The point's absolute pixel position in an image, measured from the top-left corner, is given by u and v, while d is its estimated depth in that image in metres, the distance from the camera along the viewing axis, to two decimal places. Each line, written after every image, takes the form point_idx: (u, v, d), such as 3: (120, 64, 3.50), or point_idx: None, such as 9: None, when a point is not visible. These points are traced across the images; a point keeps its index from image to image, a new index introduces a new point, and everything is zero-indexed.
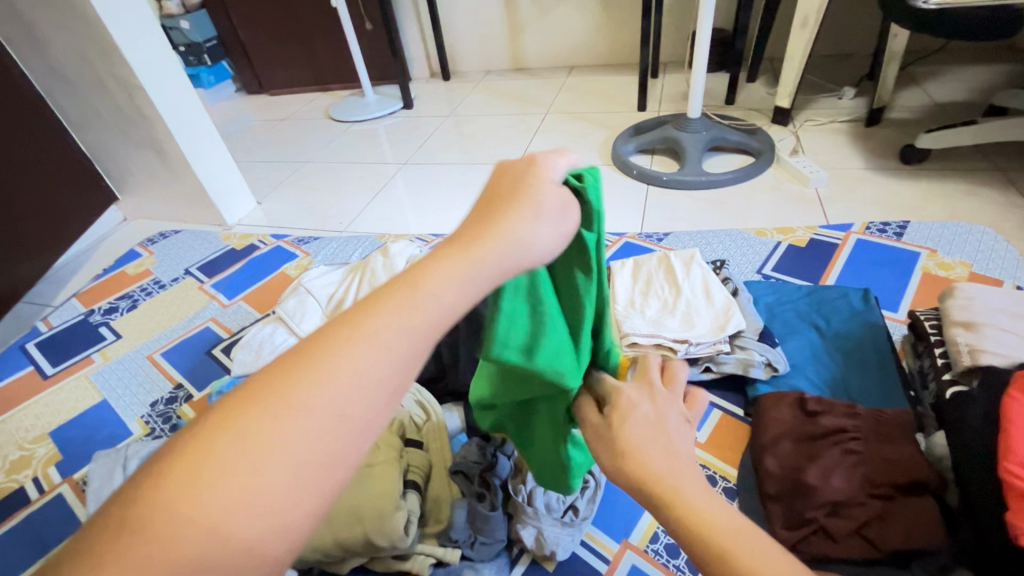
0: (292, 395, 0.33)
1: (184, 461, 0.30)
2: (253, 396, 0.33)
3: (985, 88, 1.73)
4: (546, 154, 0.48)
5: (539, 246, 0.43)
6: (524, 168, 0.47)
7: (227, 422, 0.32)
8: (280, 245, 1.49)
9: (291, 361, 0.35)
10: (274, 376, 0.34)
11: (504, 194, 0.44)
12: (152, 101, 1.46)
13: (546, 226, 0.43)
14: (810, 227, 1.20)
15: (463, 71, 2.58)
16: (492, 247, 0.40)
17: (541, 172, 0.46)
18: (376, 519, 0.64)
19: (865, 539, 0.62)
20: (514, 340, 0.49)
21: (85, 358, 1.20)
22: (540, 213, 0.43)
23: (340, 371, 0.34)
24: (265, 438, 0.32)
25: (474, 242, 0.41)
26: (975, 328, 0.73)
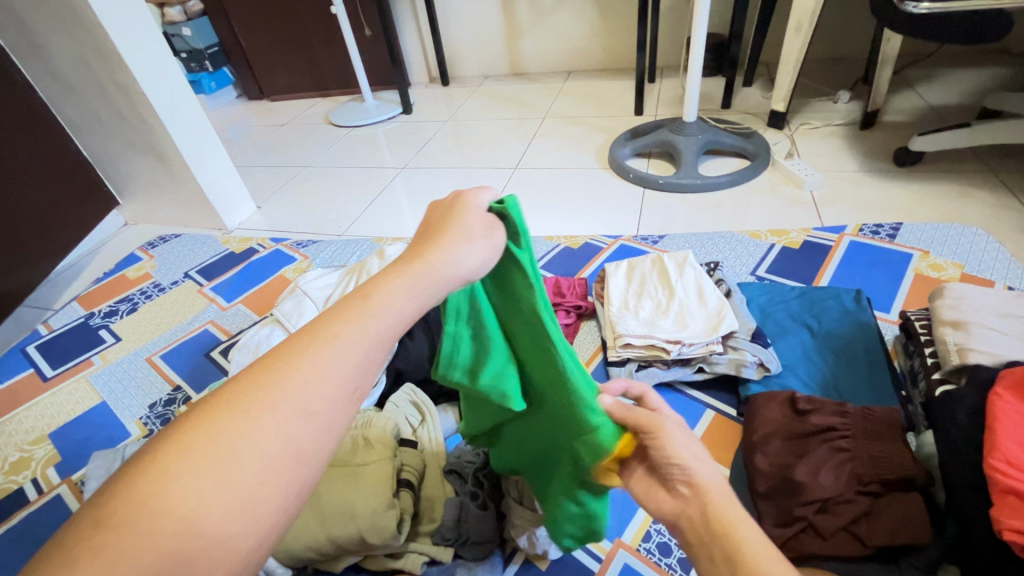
0: (276, 395, 0.35)
1: (175, 457, 0.32)
2: (248, 396, 0.35)
3: (978, 92, 1.75)
4: (471, 191, 0.52)
5: (472, 262, 0.46)
6: (451, 203, 0.51)
7: (204, 423, 0.34)
8: (279, 248, 1.51)
9: (269, 364, 0.37)
10: (260, 374, 0.36)
11: (435, 222, 0.49)
12: (153, 107, 1.48)
13: (477, 243, 0.47)
14: (804, 229, 1.21)
15: (463, 76, 2.60)
16: (433, 254, 0.45)
17: (466, 201, 0.50)
18: (369, 517, 0.65)
19: (853, 535, 0.63)
20: (460, 362, 0.53)
21: (85, 361, 1.21)
22: (469, 232, 0.47)
23: (322, 373, 0.37)
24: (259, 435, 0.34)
25: (412, 258, 0.45)
26: (963, 327, 0.73)
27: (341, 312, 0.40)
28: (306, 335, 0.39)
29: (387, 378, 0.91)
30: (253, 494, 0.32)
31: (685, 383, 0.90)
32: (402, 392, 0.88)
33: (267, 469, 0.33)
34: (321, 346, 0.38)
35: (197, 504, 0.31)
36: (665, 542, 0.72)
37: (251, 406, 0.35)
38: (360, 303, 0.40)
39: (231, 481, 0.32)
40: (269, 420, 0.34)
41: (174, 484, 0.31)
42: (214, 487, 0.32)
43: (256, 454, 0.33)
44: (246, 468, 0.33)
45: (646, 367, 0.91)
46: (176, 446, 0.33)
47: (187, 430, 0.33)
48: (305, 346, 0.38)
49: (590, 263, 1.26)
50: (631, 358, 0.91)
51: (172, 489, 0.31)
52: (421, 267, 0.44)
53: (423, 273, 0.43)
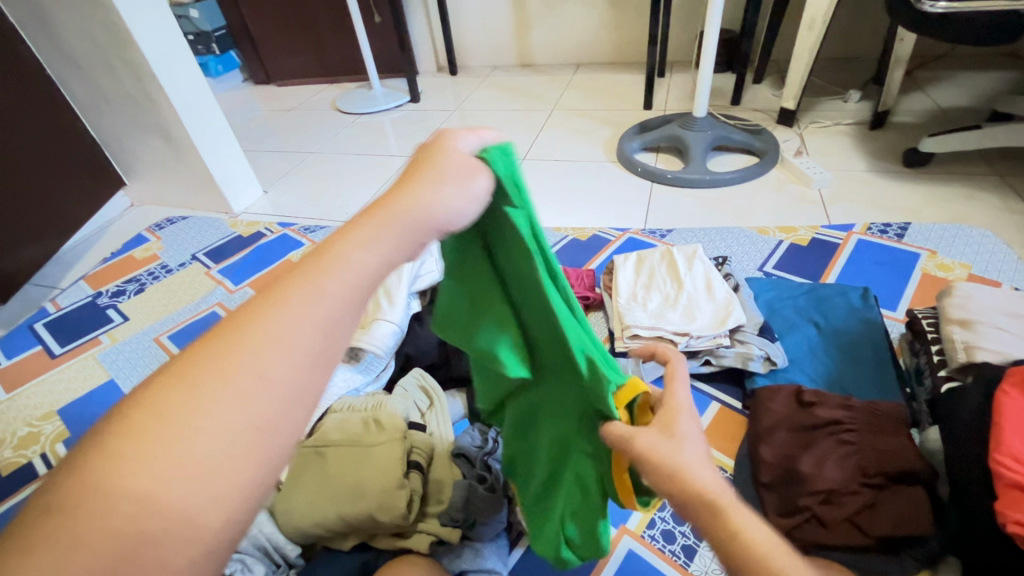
0: (247, 347, 0.34)
1: (146, 414, 0.31)
2: (212, 352, 0.34)
3: (988, 94, 1.75)
4: (452, 135, 0.47)
5: (448, 207, 0.42)
6: (434, 144, 0.46)
7: (181, 375, 0.33)
8: (286, 233, 1.50)
9: (231, 321, 0.36)
10: (234, 327, 0.35)
11: (411, 164, 0.45)
12: (162, 87, 1.48)
13: (450, 189, 0.43)
14: (813, 226, 1.21)
15: (470, 66, 2.59)
16: (397, 198, 0.42)
17: (446, 143, 0.46)
18: (379, 496, 0.66)
19: (855, 525, 0.63)
20: (453, 319, 0.55)
21: (92, 339, 1.21)
22: (442, 175, 0.43)
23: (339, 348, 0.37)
24: (238, 379, 0.33)
25: (374, 206, 0.42)
26: (971, 326, 0.74)
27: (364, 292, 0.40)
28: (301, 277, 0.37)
29: (395, 364, 0.91)
30: (243, 439, 0.32)
31: (691, 376, 0.91)
32: (411, 377, 0.88)
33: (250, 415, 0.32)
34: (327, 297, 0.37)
35: (177, 454, 0.30)
36: (670, 529, 0.73)
37: (221, 359, 0.34)
38: None
39: (215, 429, 0.31)
40: (240, 369, 0.33)
41: (150, 441, 0.30)
42: (200, 435, 0.31)
43: (236, 406, 0.32)
44: (230, 416, 0.32)
45: (653, 358, 0.92)
46: (147, 407, 0.32)
47: (157, 392, 0.32)
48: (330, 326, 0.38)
49: (599, 255, 1.26)
50: (638, 349, 0.92)
51: (146, 448, 0.30)
52: (396, 214, 0.41)
53: (385, 217, 0.41)
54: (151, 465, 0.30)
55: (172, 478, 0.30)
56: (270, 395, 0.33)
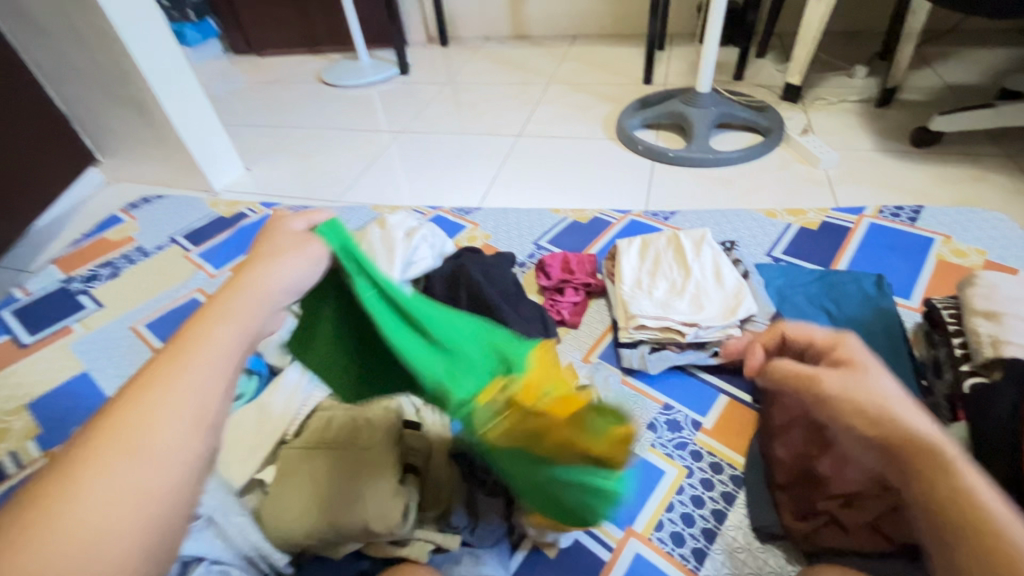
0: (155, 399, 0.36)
1: (83, 466, 0.33)
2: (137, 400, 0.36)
3: (998, 71, 1.69)
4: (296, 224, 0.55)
5: (288, 278, 0.48)
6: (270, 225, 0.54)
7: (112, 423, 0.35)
8: (269, 213, 1.42)
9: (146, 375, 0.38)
10: (153, 376, 0.38)
11: (263, 247, 0.50)
12: (133, 57, 1.38)
13: (298, 259, 0.50)
14: (822, 209, 1.16)
15: (462, 37, 2.47)
16: (250, 275, 0.46)
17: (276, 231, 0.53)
18: (374, 505, 0.61)
19: (879, 533, 0.62)
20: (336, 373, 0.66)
21: (64, 328, 1.14)
22: (290, 249, 0.51)
23: None
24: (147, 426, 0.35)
25: (234, 279, 0.46)
26: (997, 318, 0.70)
27: None
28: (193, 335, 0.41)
29: None
30: (162, 465, 0.35)
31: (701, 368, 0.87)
32: None
33: (162, 447, 0.35)
34: (217, 359, 0.40)
35: (106, 483, 0.33)
36: (679, 531, 0.70)
37: (144, 397, 0.36)
38: None
39: (123, 476, 0.33)
40: (160, 413, 0.36)
41: (91, 470, 0.33)
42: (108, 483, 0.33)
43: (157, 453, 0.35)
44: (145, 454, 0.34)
45: (659, 350, 0.88)
46: (79, 462, 0.33)
47: (104, 425, 0.35)
48: None
49: (600, 238, 1.20)
50: (644, 340, 0.88)
51: (77, 498, 0.32)
52: (239, 304, 0.44)
53: (251, 287, 0.45)
54: (92, 489, 0.32)
55: (105, 504, 0.32)
56: (185, 431, 0.36)
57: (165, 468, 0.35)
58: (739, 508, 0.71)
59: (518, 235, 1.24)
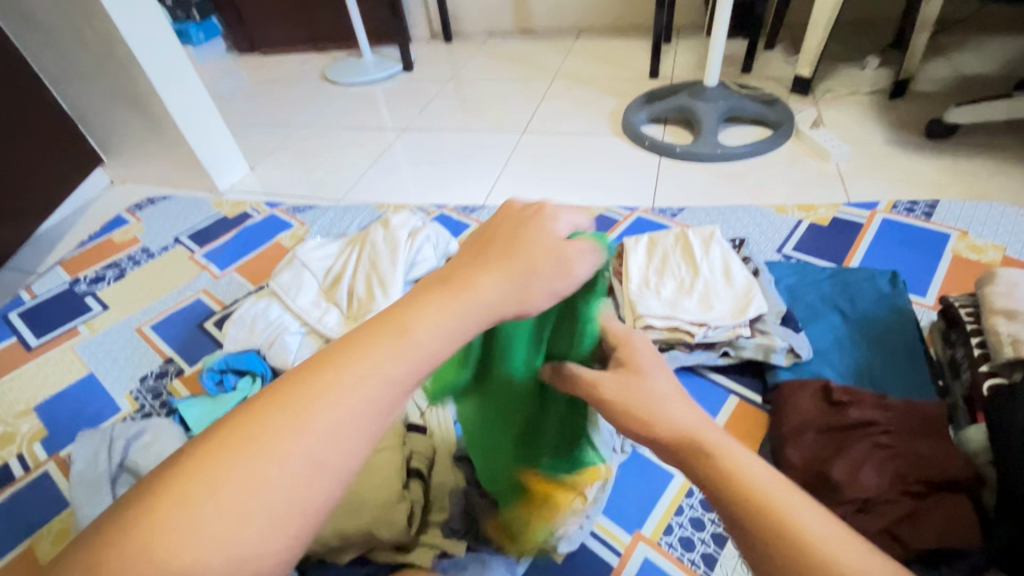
0: (270, 439, 0.34)
1: (193, 488, 0.32)
2: (259, 430, 0.34)
3: (1015, 60, 1.65)
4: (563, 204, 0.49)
5: (547, 293, 0.44)
6: (530, 215, 0.48)
7: (221, 451, 0.34)
8: (273, 213, 1.42)
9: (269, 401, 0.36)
10: (275, 405, 0.35)
11: (501, 240, 0.46)
12: (136, 57, 1.37)
13: (578, 270, 0.46)
14: (834, 205, 1.14)
15: (466, 33, 2.45)
16: (507, 281, 0.43)
17: (544, 219, 0.47)
18: (378, 509, 0.62)
19: (896, 538, 0.59)
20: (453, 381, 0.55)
21: (71, 330, 1.14)
22: (555, 256, 0.45)
23: (338, 392, 0.36)
24: (268, 468, 0.33)
25: (491, 275, 0.43)
26: (1018, 317, 0.68)
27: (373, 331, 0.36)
28: (385, 346, 0.38)
29: None
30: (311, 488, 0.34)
31: (709, 368, 0.86)
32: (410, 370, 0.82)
33: (313, 469, 0.34)
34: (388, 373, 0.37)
35: (216, 516, 0.32)
36: (688, 536, 0.69)
37: (270, 432, 0.34)
38: (401, 332, 0.39)
39: (229, 509, 0.32)
40: (281, 453, 0.34)
41: (232, 489, 0.33)
42: (224, 522, 0.32)
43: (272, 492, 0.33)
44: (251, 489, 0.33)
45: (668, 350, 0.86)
46: (190, 486, 0.32)
47: (242, 438, 0.34)
48: (338, 379, 0.36)
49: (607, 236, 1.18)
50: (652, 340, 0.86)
51: (187, 526, 0.31)
52: (492, 296, 0.42)
53: (512, 299, 0.42)
54: (234, 512, 0.32)
55: (245, 529, 0.32)
56: (333, 447, 0.35)
57: (317, 486, 0.34)
58: None
59: None
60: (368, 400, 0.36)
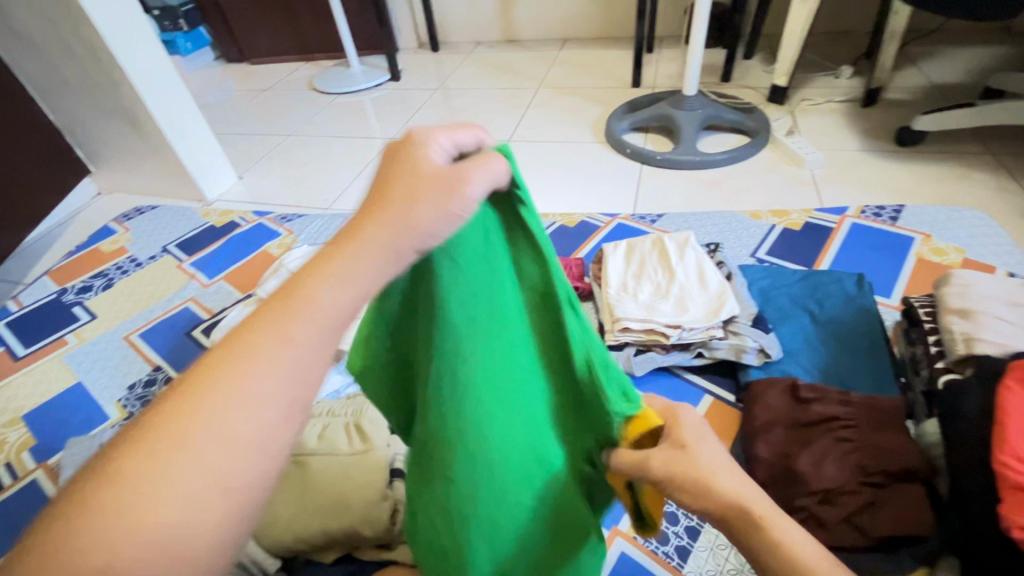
0: (193, 425, 0.28)
1: (104, 486, 0.26)
2: (174, 415, 0.28)
3: (981, 69, 1.72)
4: (442, 129, 0.41)
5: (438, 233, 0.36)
6: (400, 147, 0.40)
7: (138, 444, 0.27)
8: (261, 222, 1.43)
9: (184, 387, 0.29)
10: (194, 384, 0.29)
11: (395, 175, 0.37)
12: (124, 69, 1.39)
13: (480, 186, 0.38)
14: (806, 210, 1.18)
15: (453, 42, 2.50)
16: (392, 211, 0.35)
17: (426, 146, 0.39)
18: (362, 507, 0.64)
19: (856, 527, 0.61)
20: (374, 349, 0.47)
21: (59, 340, 1.15)
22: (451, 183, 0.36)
23: (258, 359, 0.30)
24: (196, 448, 0.28)
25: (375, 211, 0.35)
26: (971, 316, 0.71)
27: (285, 301, 0.32)
28: (287, 309, 0.32)
29: None
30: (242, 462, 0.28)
31: (685, 369, 0.89)
32: None
33: (241, 440, 0.29)
34: (317, 336, 0.32)
35: (131, 525, 0.26)
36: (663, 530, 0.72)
37: (190, 408, 0.28)
38: (300, 289, 0.33)
39: (159, 512, 0.26)
40: (207, 435, 0.28)
41: (143, 477, 0.27)
42: (152, 521, 0.26)
43: (194, 480, 0.27)
44: (180, 483, 0.27)
45: (645, 352, 0.89)
46: (101, 485, 0.26)
47: (147, 429, 0.28)
48: (264, 344, 0.30)
49: (589, 242, 1.21)
50: (629, 342, 0.89)
51: (98, 539, 0.25)
52: (377, 233, 0.34)
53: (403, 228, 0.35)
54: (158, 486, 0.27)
55: (184, 501, 0.27)
56: (263, 417, 0.29)
57: (246, 462, 0.28)
58: None
59: None
60: (304, 365, 0.31)
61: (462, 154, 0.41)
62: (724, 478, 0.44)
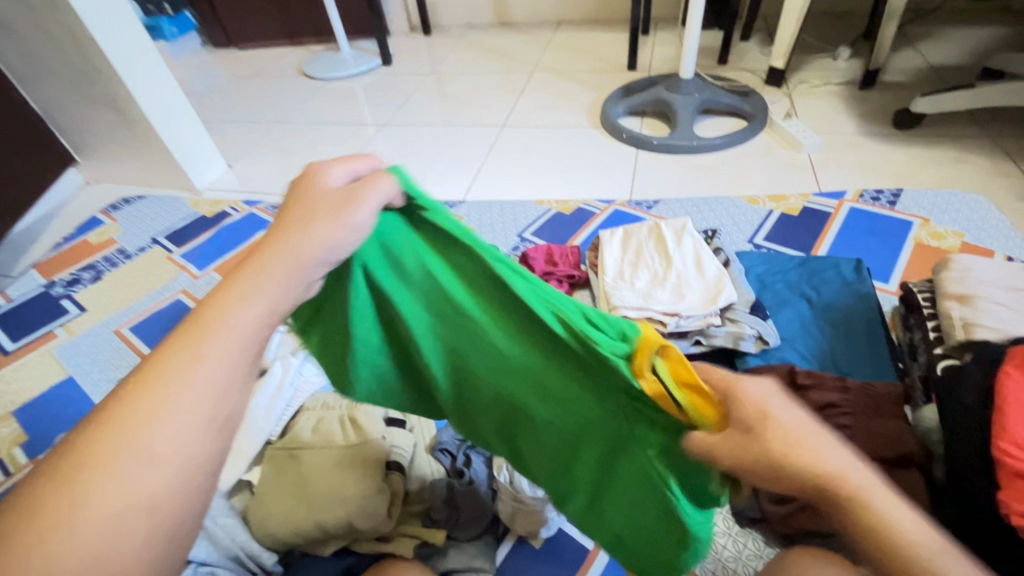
0: (131, 434, 0.32)
1: (54, 493, 0.30)
2: (112, 426, 0.33)
3: (980, 50, 1.70)
4: (334, 162, 0.50)
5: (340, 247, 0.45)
6: (300, 181, 0.48)
7: (82, 455, 0.31)
8: (252, 211, 1.41)
9: (119, 401, 0.34)
10: (129, 397, 0.34)
11: (297, 201, 0.46)
12: (107, 55, 1.35)
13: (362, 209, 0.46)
14: (803, 195, 1.17)
15: (445, 25, 2.44)
16: (282, 240, 0.43)
17: (319, 178, 0.48)
18: (358, 501, 0.63)
19: None
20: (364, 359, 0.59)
21: (47, 333, 1.14)
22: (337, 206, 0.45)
23: (181, 373, 0.35)
24: (135, 451, 0.32)
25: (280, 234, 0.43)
26: (970, 301, 0.71)
27: (202, 322, 0.37)
28: (197, 336, 0.37)
29: None
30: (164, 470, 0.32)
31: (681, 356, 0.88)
32: None
33: (163, 450, 0.33)
34: (226, 355, 0.37)
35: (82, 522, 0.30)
36: None
37: (125, 419, 0.33)
38: (211, 310, 0.38)
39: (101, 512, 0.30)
40: (141, 440, 0.32)
41: (88, 483, 0.31)
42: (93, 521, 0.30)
43: (133, 480, 0.31)
44: (122, 482, 0.31)
45: None
46: (49, 495, 0.30)
47: (90, 440, 0.32)
48: (183, 359, 0.35)
49: (584, 229, 1.20)
50: None
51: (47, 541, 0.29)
52: (276, 256, 0.42)
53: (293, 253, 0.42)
54: (85, 498, 0.30)
55: (112, 509, 0.31)
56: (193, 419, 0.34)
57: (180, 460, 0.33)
58: None
59: (502, 228, 1.23)
60: (215, 382, 0.35)
61: (358, 177, 0.50)
62: (810, 442, 0.39)
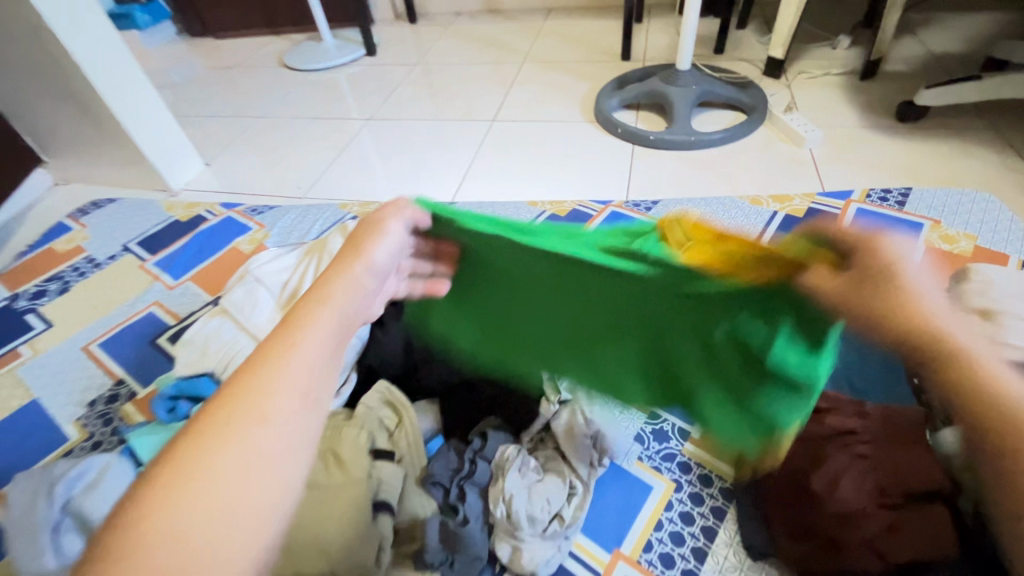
0: (204, 470, 0.33)
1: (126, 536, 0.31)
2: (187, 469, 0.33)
3: (982, 38, 1.65)
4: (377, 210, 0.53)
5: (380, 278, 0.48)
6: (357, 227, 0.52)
7: (154, 497, 0.32)
8: (230, 215, 1.34)
9: (188, 442, 0.35)
10: (201, 435, 0.35)
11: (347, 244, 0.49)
12: (68, 49, 1.27)
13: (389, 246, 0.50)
14: (808, 194, 1.12)
15: (432, 13, 2.35)
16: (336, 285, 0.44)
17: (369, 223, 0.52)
18: (343, 549, 0.59)
19: (876, 552, 0.57)
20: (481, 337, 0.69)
21: (11, 351, 1.07)
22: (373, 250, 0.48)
23: (253, 414, 0.36)
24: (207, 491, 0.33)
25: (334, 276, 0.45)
26: (993, 316, 0.67)
27: (273, 357, 0.39)
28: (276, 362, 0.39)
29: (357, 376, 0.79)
30: (264, 478, 0.35)
31: None
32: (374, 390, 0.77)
33: (241, 491, 0.34)
34: (289, 407, 0.37)
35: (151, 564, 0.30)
36: (668, 552, 0.67)
37: (196, 460, 0.34)
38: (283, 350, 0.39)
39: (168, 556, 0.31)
40: (216, 482, 0.33)
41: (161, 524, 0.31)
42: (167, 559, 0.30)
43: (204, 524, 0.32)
44: (195, 521, 0.32)
45: None
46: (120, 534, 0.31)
47: (164, 481, 0.33)
48: (252, 400, 0.36)
49: None
50: None
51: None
52: (337, 294, 0.44)
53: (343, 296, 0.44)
54: (177, 506, 0.32)
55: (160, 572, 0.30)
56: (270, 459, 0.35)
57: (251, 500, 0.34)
58: (730, 524, 0.69)
59: None
60: (287, 429, 0.36)
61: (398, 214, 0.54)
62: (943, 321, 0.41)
